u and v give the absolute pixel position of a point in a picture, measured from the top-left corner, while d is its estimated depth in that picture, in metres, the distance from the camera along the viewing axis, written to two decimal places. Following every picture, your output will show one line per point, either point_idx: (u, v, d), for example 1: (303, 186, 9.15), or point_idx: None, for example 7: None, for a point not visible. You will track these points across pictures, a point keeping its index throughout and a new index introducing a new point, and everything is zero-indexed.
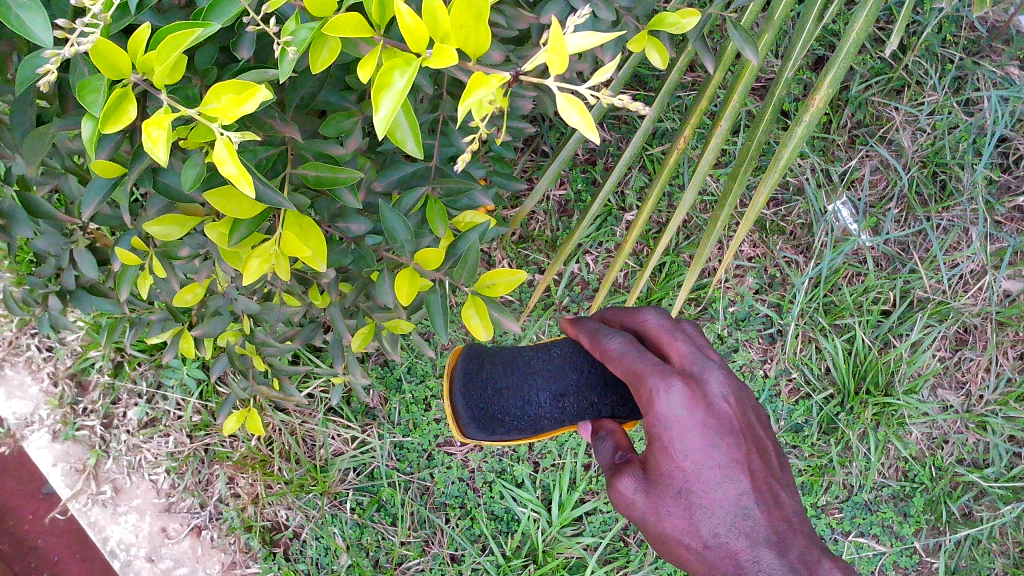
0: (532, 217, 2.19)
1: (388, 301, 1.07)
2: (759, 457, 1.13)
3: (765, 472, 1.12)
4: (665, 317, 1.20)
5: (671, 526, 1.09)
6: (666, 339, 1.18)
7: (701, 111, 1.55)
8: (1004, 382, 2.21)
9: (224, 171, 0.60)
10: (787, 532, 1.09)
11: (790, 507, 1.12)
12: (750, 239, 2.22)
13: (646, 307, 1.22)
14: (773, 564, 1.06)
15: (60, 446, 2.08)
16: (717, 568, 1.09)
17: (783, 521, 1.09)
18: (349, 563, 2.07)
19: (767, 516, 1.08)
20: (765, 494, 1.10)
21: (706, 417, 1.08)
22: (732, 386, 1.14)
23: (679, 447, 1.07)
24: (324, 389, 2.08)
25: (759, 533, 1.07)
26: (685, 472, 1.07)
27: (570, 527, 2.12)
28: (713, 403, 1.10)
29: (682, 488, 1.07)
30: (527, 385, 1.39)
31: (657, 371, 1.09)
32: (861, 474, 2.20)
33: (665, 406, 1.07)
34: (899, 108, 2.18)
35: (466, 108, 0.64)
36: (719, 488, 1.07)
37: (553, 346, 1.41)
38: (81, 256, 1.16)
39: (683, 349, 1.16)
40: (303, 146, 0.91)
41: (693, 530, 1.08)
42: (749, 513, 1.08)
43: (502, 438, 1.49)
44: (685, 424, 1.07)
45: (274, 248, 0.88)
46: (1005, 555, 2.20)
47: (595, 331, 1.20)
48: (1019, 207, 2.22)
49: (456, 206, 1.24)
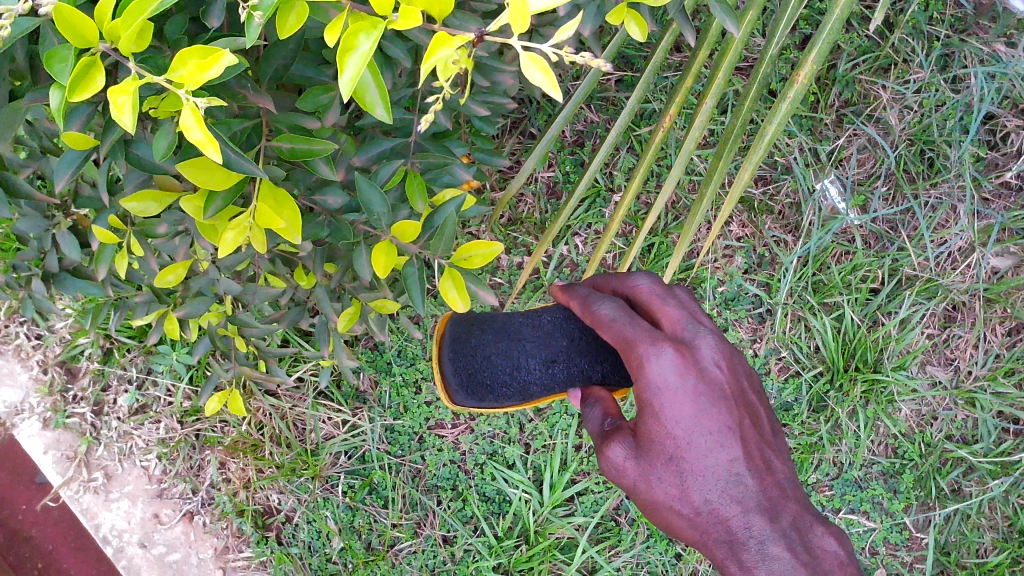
0: (521, 200, 2.18)
1: (365, 275, 1.07)
2: (750, 423, 1.14)
3: (756, 439, 1.14)
4: (657, 282, 1.19)
5: (662, 493, 1.10)
6: (657, 305, 1.17)
7: (686, 89, 1.55)
8: (992, 358, 2.21)
9: (190, 137, 0.61)
10: (777, 498, 1.12)
11: (781, 473, 1.14)
12: (739, 219, 2.22)
13: (638, 272, 1.21)
14: (764, 530, 1.09)
15: (51, 434, 2.08)
16: (708, 534, 1.10)
17: (773, 487, 1.12)
18: (341, 545, 2.08)
19: (758, 482, 1.10)
20: (756, 460, 1.12)
21: (696, 383, 1.09)
22: (724, 352, 1.14)
23: (670, 414, 1.08)
24: (313, 373, 2.08)
25: (750, 499, 1.10)
26: (675, 440, 1.08)
27: (561, 508, 2.13)
28: (704, 369, 1.11)
29: (673, 455, 1.08)
30: (516, 352, 1.41)
31: (648, 337, 1.09)
32: (850, 452, 2.21)
33: (655, 372, 1.07)
34: (886, 86, 2.18)
35: (429, 68, 0.67)
36: (710, 455, 1.09)
37: (542, 315, 1.41)
38: (63, 239, 1.15)
39: (675, 315, 1.16)
40: (277, 119, 0.93)
41: (684, 497, 1.09)
42: (740, 479, 1.09)
43: (491, 404, 1.51)
44: (676, 390, 1.08)
45: (250, 220, 0.89)
46: (994, 529, 2.22)
47: (585, 297, 1.19)
48: (1007, 184, 2.23)
49: (438, 182, 1.24)
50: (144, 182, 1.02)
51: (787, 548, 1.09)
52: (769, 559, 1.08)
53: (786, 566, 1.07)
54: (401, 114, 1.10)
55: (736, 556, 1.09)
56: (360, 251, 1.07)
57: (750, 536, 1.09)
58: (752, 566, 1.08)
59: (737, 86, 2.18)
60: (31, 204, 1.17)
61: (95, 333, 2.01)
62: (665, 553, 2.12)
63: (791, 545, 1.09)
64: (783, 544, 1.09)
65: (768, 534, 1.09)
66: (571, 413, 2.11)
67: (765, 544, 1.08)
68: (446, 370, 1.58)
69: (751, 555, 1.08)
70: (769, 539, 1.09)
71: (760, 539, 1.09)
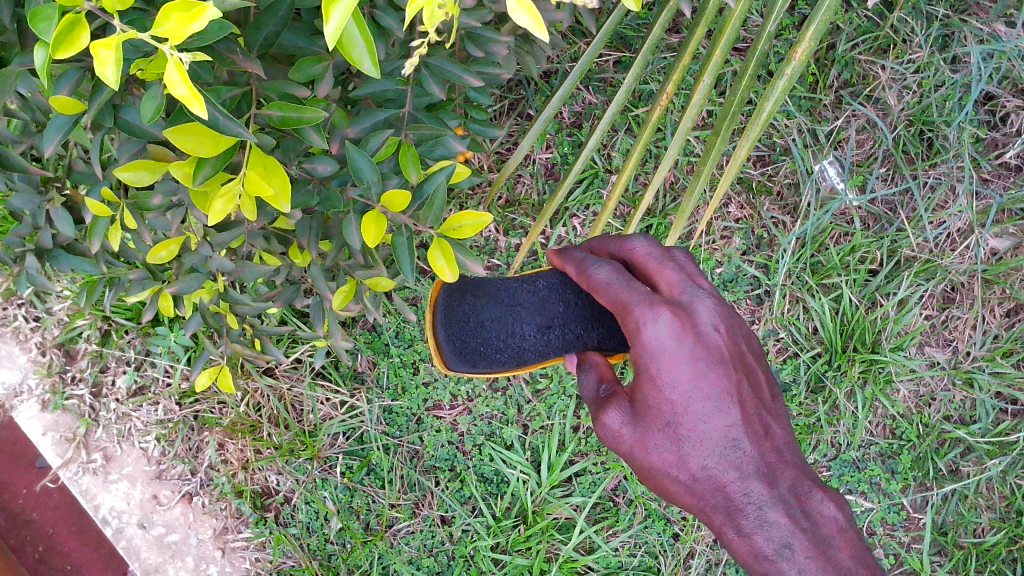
0: (519, 181, 2.18)
1: (355, 243, 1.08)
2: (749, 387, 1.15)
3: (755, 403, 1.15)
4: (654, 245, 1.19)
5: (660, 460, 1.11)
6: (654, 268, 1.17)
7: (682, 69, 1.55)
8: (990, 339, 2.21)
9: (175, 92, 0.63)
10: (776, 463, 1.14)
11: (780, 437, 1.16)
12: (738, 200, 2.21)
13: (635, 235, 1.21)
14: (762, 496, 1.12)
15: (50, 415, 2.09)
16: (706, 500, 1.12)
17: (771, 451, 1.14)
18: (339, 526, 2.08)
19: (756, 447, 1.12)
20: (754, 424, 1.13)
21: (693, 347, 1.10)
22: (722, 316, 1.15)
23: (667, 377, 1.09)
24: (312, 354, 2.08)
25: (748, 465, 1.11)
26: (673, 405, 1.09)
27: (559, 489, 2.13)
28: (701, 333, 1.12)
29: (670, 420, 1.09)
30: (511, 318, 1.40)
31: (644, 302, 1.09)
32: (848, 433, 2.21)
33: (652, 336, 1.08)
34: (885, 66, 2.17)
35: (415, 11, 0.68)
36: (707, 420, 1.10)
37: (539, 279, 1.40)
38: (57, 214, 1.15)
39: (672, 277, 1.16)
40: (268, 87, 0.93)
41: (682, 463, 1.11)
42: (738, 444, 1.11)
43: (485, 370, 1.51)
44: (673, 354, 1.09)
45: (239, 188, 0.89)
46: (991, 510, 2.21)
47: (581, 261, 1.19)
48: (1006, 165, 2.22)
49: (432, 156, 1.24)
50: (136, 153, 1.02)
51: (784, 514, 1.12)
52: (768, 525, 1.12)
53: (784, 531, 1.12)
54: (394, 85, 1.11)
55: (734, 521, 1.12)
56: (350, 219, 1.08)
57: (749, 502, 1.11)
58: (750, 531, 1.12)
59: (734, 67, 2.17)
60: (23, 178, 1.15)
61: (91, 313, 2.00)
62: (662, 533, 2.12)
63: (789, 510, 1.13)
64: (781, 509, 1.12)
65: (766, 500, 1.12)
66: (569, 393, 2.11)
67: (763, 511, 1.12)
68: (440, 334, 1.59)
69: (749, 521, 1.12)
70: (767, 505, 1.12)
71: (758, 505, 1.12)
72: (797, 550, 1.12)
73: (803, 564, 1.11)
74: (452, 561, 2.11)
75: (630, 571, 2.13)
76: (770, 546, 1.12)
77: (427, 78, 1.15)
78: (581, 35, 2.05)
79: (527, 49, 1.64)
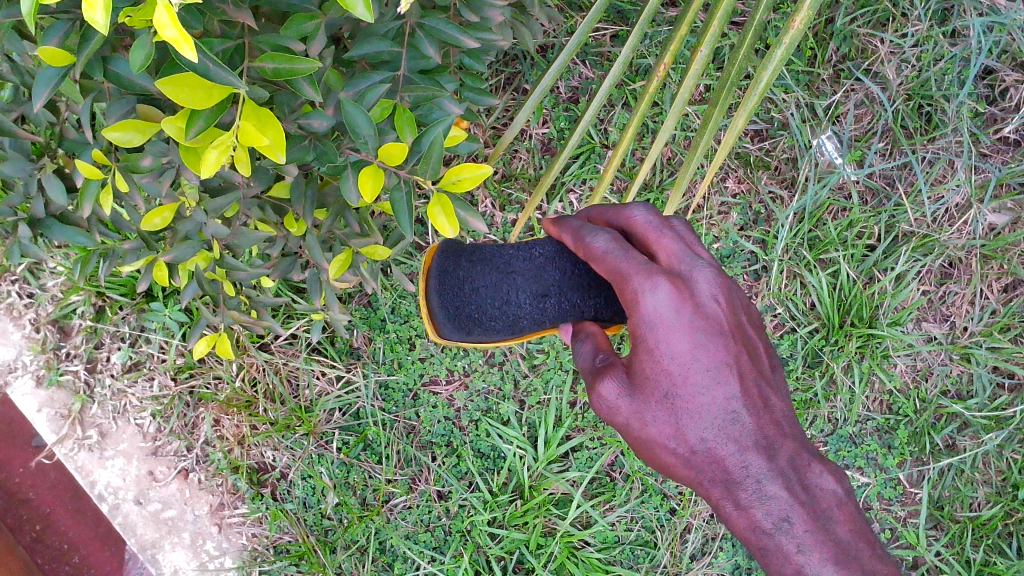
0: (515, 156, 2.16)
1: (352, 200, 1.06)
2: (748, 358, 1.15)
3: (754, 374, 1.15)
4: (653, 214, 1.17)
5: (657, 432, 1.11)
6: (653, 238, 1.16)
7: (679, 39, 1.53)
8: (988, 314, 2.20)
9: (166, 35, 0.64)
10: (775, 437, 1.15)
11: (779, 410, 1.17)
12: (735, 175, 2.20)
13: (634, 203, 1.18)
14: (761, 469, 1.13)
15: (45, 392, 2.08)
16: (703, 472, 1.13)
17: (771, 424, 1.14)
18: (337, 501, 2.08)
19: (754, 419, 1.13)
20: (754, 397, 1.14)
21: (692, 318, 1.10)
22: (721, 286, 1.15)
23: (664, 348, 1.09)
24: (307, 330, 2.07)
25: (746, 438, 1.12)
26: (671, 376, 1.09)
27: (556, 464, 2.13)
28: (700, 304, 1.11)
29: (668, 392, 1.09)
30: (506, 285, 1.36)
31: (642, 271, 1.08)
32: (845, 408, 2.21)
33: (650, 307, 1.08)
34: (884, 40, 2.16)
35: None
36: (706, 392, 1.10)
37: (534, 247, 1.35)
38: (48, 182, 1.12)
39: (671, 247, 1.15)
40: (259, 40, 0.91)
41: (679, 435, 1.11)
42: (737, 417, 1.12)
43: (480, 339, 1.47)
44: (670, 325, 1.09)
45: (233, 139, 0.88)
46: (987, 484, 2.20)
47: (579, 229, 1.16)
48: (1005, 139, 2.21)
49: (427, 119, 1.23)
50: (125, 113, 1.01)
51: (784, 487, 1.14)
52: (767, 498, 1.13)
53: (782, 505, 1.13)
54: (388, 46, 1.10)
55: (733, 495, 1.13)
56: (348, 174, 1.05)
57: (748, 475, 1.12)
58: (749, 505, 1.13)
59: (731, 40, 2.16)
60: (13, 145, 1.14)
61: (85, 288, 1.99)
62: (659, 508, 2.12)
63: (788, 483, 1.14)
64: (780, 482, 1.13)
65: (765, 473, 1.13)
66: (565, 368, 2.11)
67: (762, 483, 1.13)
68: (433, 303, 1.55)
69: (748, 494, 1.13)
70: (767, 478, 1.13)
71: (757, 478, 1.13)
72: (796, 523, 1.14)
73: (802, 537, 1.14)
74: (448, 536, 2.11)
75: (627, 545, 2.14)
76: (769, 519, 1.13)
77: (422, 40, 1.14)
78: (577, 8, 2.04)
79: (522, 20, 1.62)
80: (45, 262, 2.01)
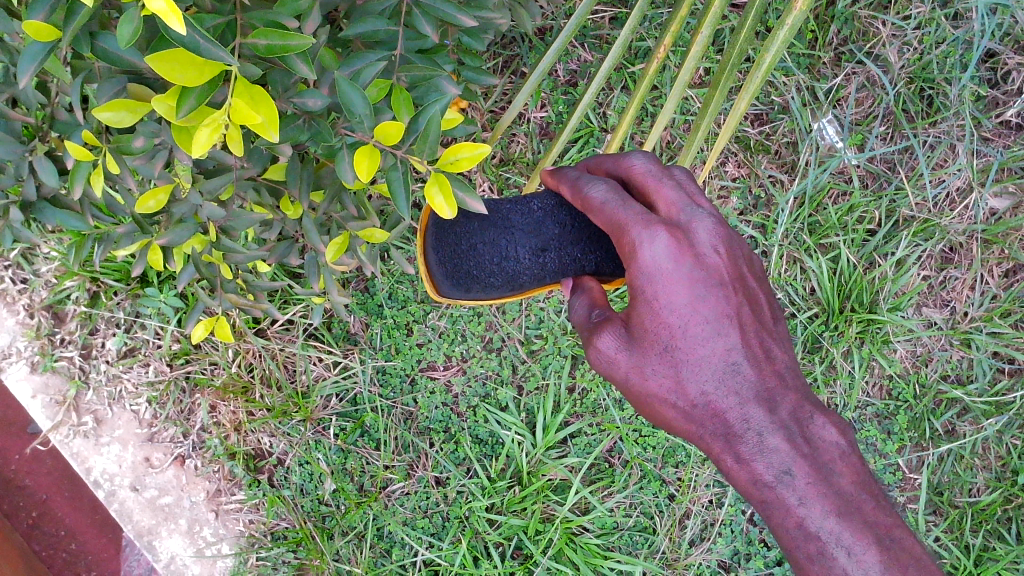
0: (513, 140, 2.14)
1: (348, 179, 1.05)
2: (750, 310, 1.16)
3: (755, 326, 1.16)
4: (653, 163, 1.18)
5: (657, 386, 1.12)
6: (653, 187, 1.17)
7: (679, 21, 1.50)
8: (989, 298, 2.18)
9: (153, 6, 0.66)
10: (777, 389, 1.15)
11: (781, 362, 1.17)
12: (735, 159, 2.19)
13: (633, 153, 1.20)
14: (762, 421, 1.13)
15: (40, 378, 2.06)
16: (704, 426, 1.14)
17: (772, 376, 1.15)
18: (334, 487, 2.06)
19: (755, 371, 1.14)
20: (755, 349, 1.15)
21: (692, 270, 1.10)
22: (723, 236, 1.15)
23: (664, 299, 1.10)
24: (303, 315, 2.06)
25: (747, 390, 1.13)
26: (670, 328, 1.10)
27: (555, 450, 2.11)
28: (699, 254, 1.11)
29: (668, 345, 1.11)
30: (505, 240, 1.32)
31: (640, 222, 1.09)
32: (845, 394, 2.19)
33: (648, 257, 1.08)
34: (886, 22, 2.14)
35: None
36: (705, 344, 1.11)
37: (532, 202, 1.34)
38: (40, 164, 1.11)
39: (671, 197, 1.15)
40: (252, 17, 0.89)
41: (677, 389, 1.12)
42: (737, 368, 1.12)
43: (478, 296, 1.43)
44: (668, 277, 1.09)
45: (225, 118, 0.86)
46: (987, 470, 2.19)
47: (576, 180, 1.18)
48: (1008, 123, 2.19)
49: (423, 98, 1.21)
50: (116, 94, 1.00)
51: (785, 439, 1.14)
52: (768, 451, 1.13)
53: (784, 457, 1.13)
54: (384, 25, 1.08)
55: (733, 448, 1.14)
56: (343, 155, 1.05)
57: (749, 428, 1.13)
58: (749, 458, 1.13)
59: (732, 22, 2.13)
60: (4, 128, 1.10)
61: (80, 273, 1.97)
62: (658, 494, 2.11)
63: (790, 435, 1.14)
64: (781, 435, 1.14)
65: (765, 425, 1.13)
66: (564, 354, 2.10)
67: (763, 436, 1.13)
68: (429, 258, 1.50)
69: (748, 447, 1.13)
70: (767, 431, 1.13)
71: (758, 431, 1.13)
72: (797, 476, 1.13)
73: (803, 490, 1.13)
74: (446, 523, 2.10)
75: (626, 531, 2.12)
76: (770, 472, 1.13)
77: (419, 18, 1.12)
78: None
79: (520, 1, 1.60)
80: (39, 246, 2.01)
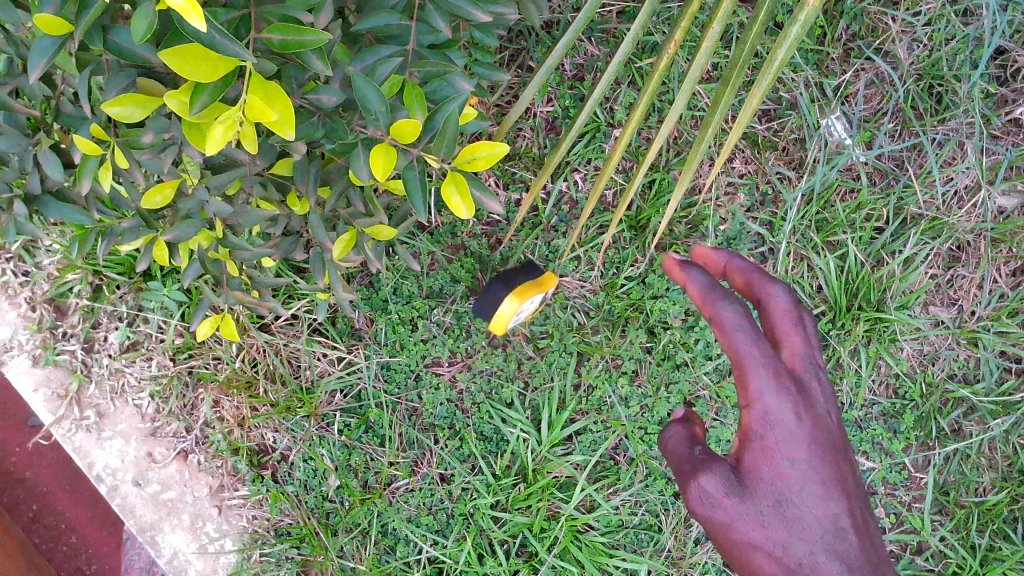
0: (519, 134, 2.12)
1: (364, 177, 1.05)
2: (854, 484, 1.15)
3: (858, 498, 1.14)
4: (796, 303, 1.20)
5: (761, 537, 1.08)
6: (783, 333, 1.19)
7: (690, 15, 1.45)
8: (996, 298, 2.17)
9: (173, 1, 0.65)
10: (880, 565, 1.09)
11: (882, 544, 1.13)
12: (742, 155, 2.18)
13: (783, 284, 1.21)
14: None
15: (42, 372, 2.03)
16: None
17: (876, 553, 1.10)
18: (338, 484, 2.05)
19: (860, 540, 1.09)
20: (860, 520, 1.11)
21: (806, 425, 1.12)
22: (833, 408, 1.17)
23: (777, 447, 1.11)
24: (308, 310, 2.05)
25: (852, 558, 1.07)
26: (781, 478, 1.10)
27: (560, 447, 2.11)
28: (815, 414, 1.14)
29: (777, 494, 1.09)
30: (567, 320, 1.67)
31: (766, 362, 1.12)
32: (851, 392, 2.18)
33: (767, 403, 1.12)
34: (896, 18, 2.13)
35: None
36: (813, 502, 1.09)
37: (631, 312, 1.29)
38: (44, 157, 1.09)
39: (799, 349, 1.18)
40: (267, 11, 0.87)
41: (782, 541, 1.07)
42: (843, 533, 1.08)
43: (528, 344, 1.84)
44: (786, 427, 1.11)
45: (240, 115, 0.85)
46: (992, 469, 2.17)
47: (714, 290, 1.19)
48: (1016, 121, 2.17)
49: (436, 94, 1.20)
50: (125, 88, 0.98)
51: None
52: None
53: None
54: (397, 18, 1.06)
55: None
56: (358, 154, 1.05)
57: None
58: None
59: (742, 17, 2.11)
60: (9, 121, 1.10)
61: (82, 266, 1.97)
62: (664, 492, 2.10)
63: None
64: None
65: None
66: (569, 351, 2.10)
67: None
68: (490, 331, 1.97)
69: None
70: None
71: None
72: None
73: None
74: (451, 519, 2.08)
75: (631, 529, 2.11)
76: None
77: (432, 14, 1.11)
78: None
79: None
80: (41, 239, 1.99)
